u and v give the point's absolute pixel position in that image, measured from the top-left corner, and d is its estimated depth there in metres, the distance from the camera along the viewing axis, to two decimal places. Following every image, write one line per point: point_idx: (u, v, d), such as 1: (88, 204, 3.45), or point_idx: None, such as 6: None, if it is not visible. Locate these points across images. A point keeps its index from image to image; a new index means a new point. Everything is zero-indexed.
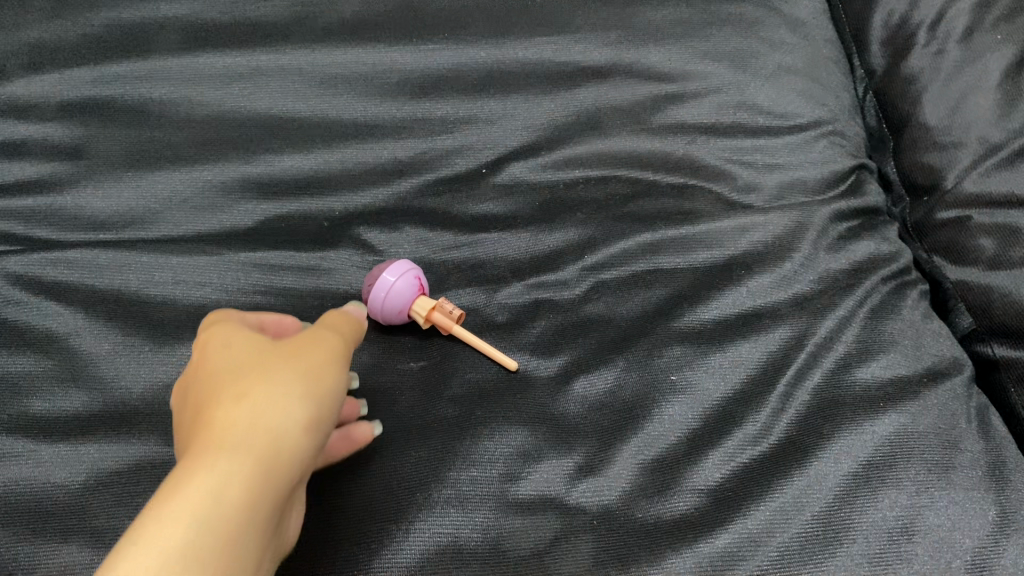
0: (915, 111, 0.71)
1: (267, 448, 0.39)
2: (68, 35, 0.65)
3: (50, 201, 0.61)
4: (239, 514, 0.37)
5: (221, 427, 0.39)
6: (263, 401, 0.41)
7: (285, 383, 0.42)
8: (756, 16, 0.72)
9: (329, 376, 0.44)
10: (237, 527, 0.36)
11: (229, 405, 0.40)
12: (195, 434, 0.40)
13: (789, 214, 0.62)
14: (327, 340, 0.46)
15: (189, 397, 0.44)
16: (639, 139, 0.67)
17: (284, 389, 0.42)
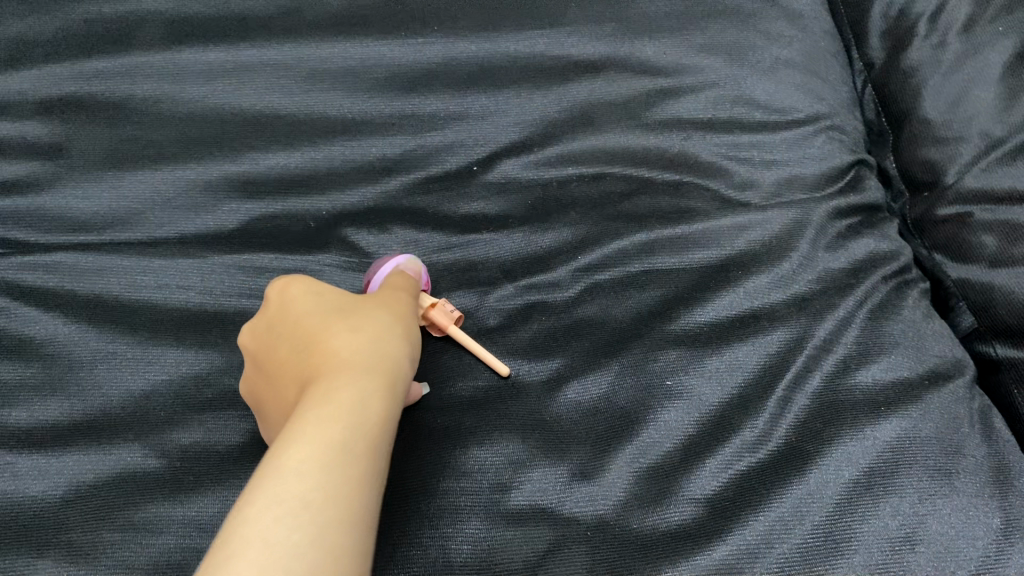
0: (915, 105, 0.69)
1: (386, 362, 0.43)
2: (46, 31, 0.64)
3: (29, 202, 0.59)
4: (378, 408, 0.40)
5: (345, 352, 0.42)
6: (371, 326, 0.45)
7: (383, 318, 0.46)
8: (753, 8, 0.70)
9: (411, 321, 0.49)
10: (383, 429, 0.39)
11: (342, 330, 0.44)
12: (311, 356, 0.43)
13: (787, 212, 0.61)
14: (402, 294, 0.51)
15: (268, 334, 0.46)
16: (634, 135, 0.65)
17: (387, 324, 0.46)
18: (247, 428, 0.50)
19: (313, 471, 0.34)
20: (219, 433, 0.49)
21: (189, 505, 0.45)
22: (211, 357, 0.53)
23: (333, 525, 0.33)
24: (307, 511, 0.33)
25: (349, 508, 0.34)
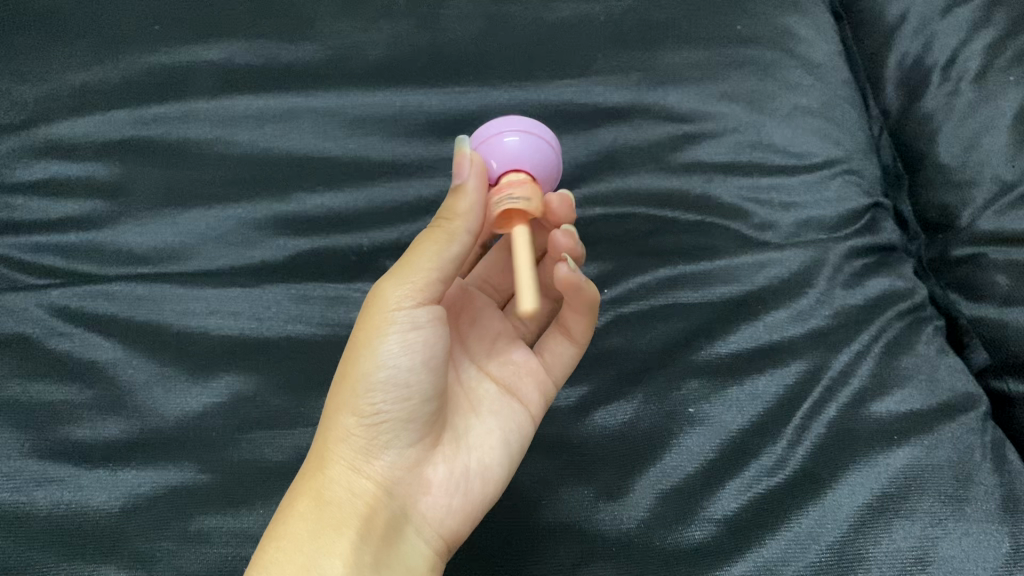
0: (930, 151, 0.73)
1: (321, 476, 0.46)
2: (114, 82, 0.70)
3: (91, 236, 0.64)
4: (293, 545, 0.43)
5: (305, 470, 0.47)
6: (325, 424, 0.47)
7: (335, 400, 0.47)
8: (772, 58, 0.74)
9: (363, 360, 0.46)
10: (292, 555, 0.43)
11: (340, 387, 0.47)
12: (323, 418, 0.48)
13: (806, 251, 0.64)
14: (380, 298, 0.47)
15: None
16: (659, 177, 0.69)
17: (336, 404, 0.47)
18: (292, 447, 0.53)
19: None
20: (265, 451, 0.52)
21: (239, 517, 0.49)
22: (259, 381, 0.56)
23: None
24: None
25: None
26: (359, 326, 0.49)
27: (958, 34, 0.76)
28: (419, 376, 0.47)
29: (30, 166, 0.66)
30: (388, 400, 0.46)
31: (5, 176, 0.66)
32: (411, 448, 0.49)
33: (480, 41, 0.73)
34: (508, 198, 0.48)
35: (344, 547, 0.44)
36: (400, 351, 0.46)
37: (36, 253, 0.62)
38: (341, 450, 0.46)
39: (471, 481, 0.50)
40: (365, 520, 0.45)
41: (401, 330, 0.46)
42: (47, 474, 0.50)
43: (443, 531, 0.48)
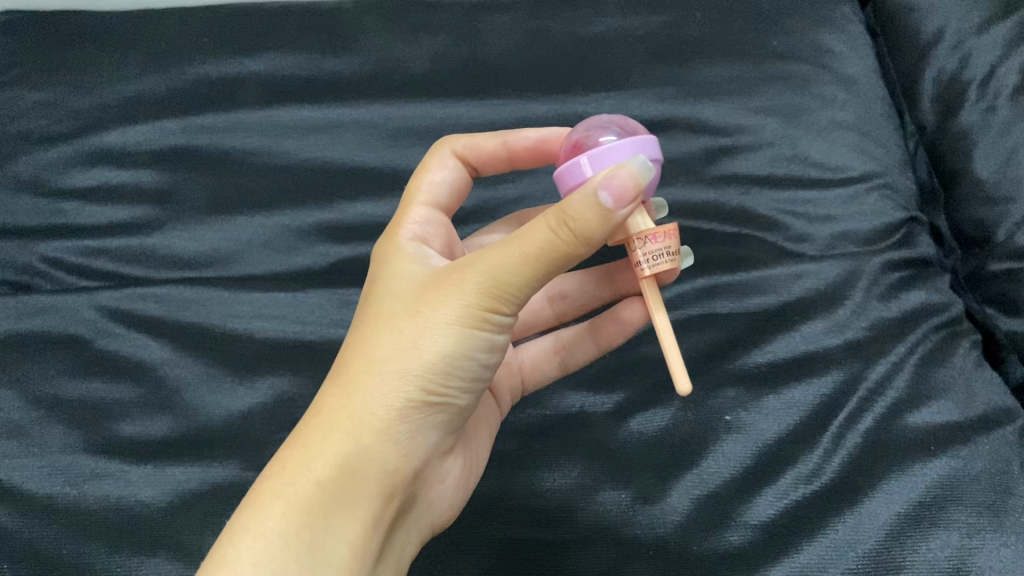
0: (966, 166, 0.73)
1: (356, 443, 0.44)
2: (164, 94, 0.73)
3: (139, 241, 0.66)
4: (309, 514, 0.42)
5: (337, 426, 0.45)
6: (375, 386, 0.45)
7: (391, 364, 0.45)
8: (808, 73, 0.75)
9: (441, 342, 0.45)
10: (307, 528, 0.42)
11: (398, 354, 0.45)
12: (360, 372, 0.46)
13: (844, 264, 0.64)
14: (471, 277, 0.45)
15: (374, 300, 0.50)
16: (695, 190, 0.69)
17: (393, 373, 0.45)
18: None
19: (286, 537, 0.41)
20: None
21: None
22: (302, 383, 0.57)
23: None
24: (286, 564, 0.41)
25: None
26: (432, 292, 0.46)
27: (993, 52, 0.76)
28: (483, 375, 0.48)
29: (83, 173, 0.69)
30: (451, 391, 0.46)
31: (58, 182, 0.69)
32: (442, 441, 0.49)
33: (518, 54, 0.75)
34: (649, 259, 0.49)
35: (363, 526, 0.44)
36: (472, 348, 0.46)
37: (87, 257, 0.65)
38: (383, 424, 0.45)
39: (473, 480, 0.53)
40: (382, 503, 0.45)
41: (489, 328, 0.46)
42: (97, 469, 0.53)
43: (438, 522, 0.51)
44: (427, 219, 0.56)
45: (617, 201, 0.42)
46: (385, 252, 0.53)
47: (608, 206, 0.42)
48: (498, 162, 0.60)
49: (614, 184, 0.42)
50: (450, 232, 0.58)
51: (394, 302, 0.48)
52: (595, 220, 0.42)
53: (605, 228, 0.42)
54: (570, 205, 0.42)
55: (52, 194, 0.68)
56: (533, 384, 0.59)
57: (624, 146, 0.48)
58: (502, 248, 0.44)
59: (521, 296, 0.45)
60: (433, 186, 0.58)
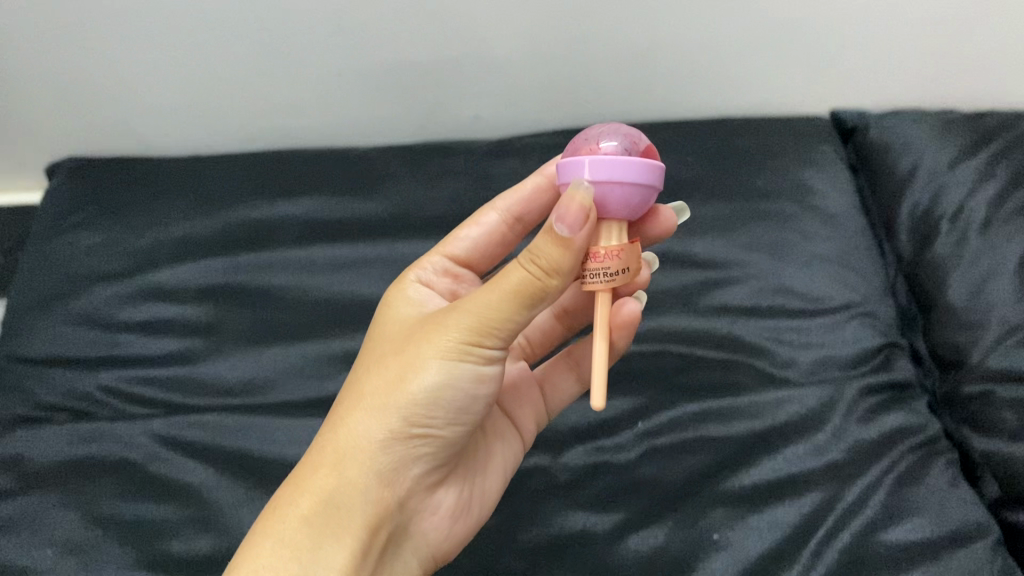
0: (941, 293, 0.79)
1: (341, 476, 0.51)
2: (208, 234, 0.82)
3: (186, 370, 0.73)
4: (298, 545, 0.49)
5: (328, 458, 0.52)
6: (363, 419, 0.52)
7: (380, 400, 0.52)
8: (792, 212, 0.84)
9: (423, 377, 0.51)
10: (297, 559, 0.49)
11: (387, 389, 0.52)
12: (354, 407, 0.53)
13: (824, 389, 0.70)
14: (450, 319, 0.51)
15: (384, 342, 0.57)
16: (688, 318, 0.76)
17: (380, 409, 0.52)
18: None
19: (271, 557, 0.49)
20: None
21: None
22: None
23: None
24: None
25: None
26: (420, 335, 0.53)
27: (963, 187, 0.84)
28: (474, 406, 0.53)
29: (136, 308, 0.78)
30: (436, 422, 0.52)
31: (115, 317, 0.77)
32: (435, 469, 0.55)
33: None
34: (598, 275, 0.51)
35: (349, 548, 0.50)
36: (455, 379, 0.51)
37: (139, 386, 0.72)
38: (367, 457, 0.52)
39: (470, 512, 0.59)
40: (371, 528, 0.52)
41: (473, 361, 0.51)
42: None
43: (432, 546, 0.57)
44: (438, 267, 0.65)
45: (572, 228, 0.46)
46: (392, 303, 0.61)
47: (564, 235, 0.46)
48: (539, 199, 0.64)
49: (564, 215, 0.46)
50: (458, 280, 0.66)
51: (392, 344, 0.55)
52: (557, 251, 0.47)
53: (569, 254, 0.47)
54: (538, 239, 0.47)
55: (111, 328, 0.77)
56: (555, 405, 0.67)
57: (617, 163, 0.49)
58: (483, 289, 0.50)
59: (504, 331, 0.50)
60: (459, 241, 0.66)
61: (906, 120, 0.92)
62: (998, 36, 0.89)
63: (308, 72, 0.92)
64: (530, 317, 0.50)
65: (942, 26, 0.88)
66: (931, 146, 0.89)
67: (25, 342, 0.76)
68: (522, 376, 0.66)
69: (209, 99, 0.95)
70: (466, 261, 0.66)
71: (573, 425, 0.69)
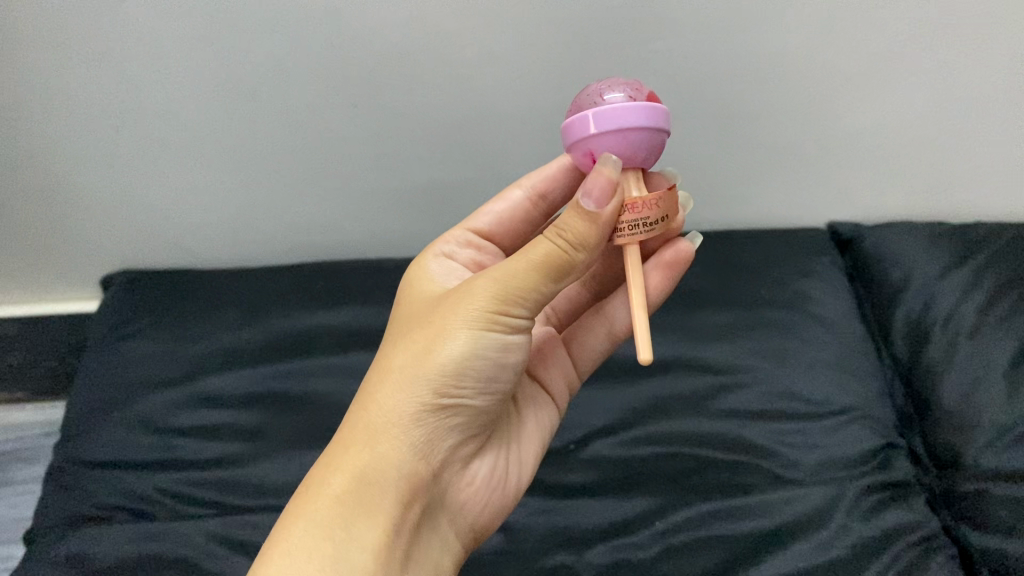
0: (935, 396, 0.84)
1: (373, 450, 0.53)
2: (256, 342, 0.89)
3: (236, 472, 0.79)
4: (331, 523, 0.50)
5: (359, 434, 0.53)
6: (392, 392, 0.54)
7: (407, 372, 0.54)
8: (793, 319, 0.90)
9: (452, 347, 0.53)
10: (330, 535, 0.50)
11: (414, 360, 0.54)
12: (379, 381, 0.55)
13: (826, 489, 0.75)
14: (474, 290, 0.54)
15: (401, 322, 0.60)
16: (699, 421, 0.82)
17: (411, 380, 0.54)
18: None
19: (312, 531, 0.50)
20: None
21: None
22: None
23: None
24: (312, 554, 0.49)
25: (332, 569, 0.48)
26: (446, 308, 0.55)
27: (953, 295, 0.91)
28: (501, 374, 0.56)
29: (190, 413, 0.84)
30: (465, 392, 0.55)
31: (169, 422, 0.83)
32: (464, 440, 0.58)
33: None
34: (637, 225, 0.54)
35: (388, 516, 0.52)
36: (484, 349, 0.54)
37: (193, 486, 0.78)
38: (399, 428, 0.53)
39: (498, 488, 0.62)
40: (407, 496, 0.53)
41: (500, 331, 0.54)
42: None
43: (464, 518, 0.60)
44: (461, 240, 0.68)
45: (598, 203, 0.52)
46: (413, 288, 0.64)
47: (592, 208, 0.52)
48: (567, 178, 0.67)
49: (593, 191, 0.52)
50: (482, 253, 0.69)
51: (415, 321, 0.57)
52: (583, 222, 0.52)
53: (596, 229, 0.52)
54: (564, 213, 0.52)
55: (165, 432, 0.83)
56: (582, 365, 0.72)
57: (604, 114, 0.52)
58: (509, 261, 0.54)
59: (530, 300, 0.54)
60: (483, 213, 0.70)
61: (898, 233, 0.99)
62: (978, 154, 0.97)
63: (349, 189, 1.01)
64: (554, 288, 0.54)
65: (928, 145, 0.97)
66: (922, 258, 0.96)
67: (86, 445, 0.82)
68: (546, 345, 0.70)
69: (256, 215, 1.04)
70: (489, 234, 0.70)
71: (595, 524, 0.75)
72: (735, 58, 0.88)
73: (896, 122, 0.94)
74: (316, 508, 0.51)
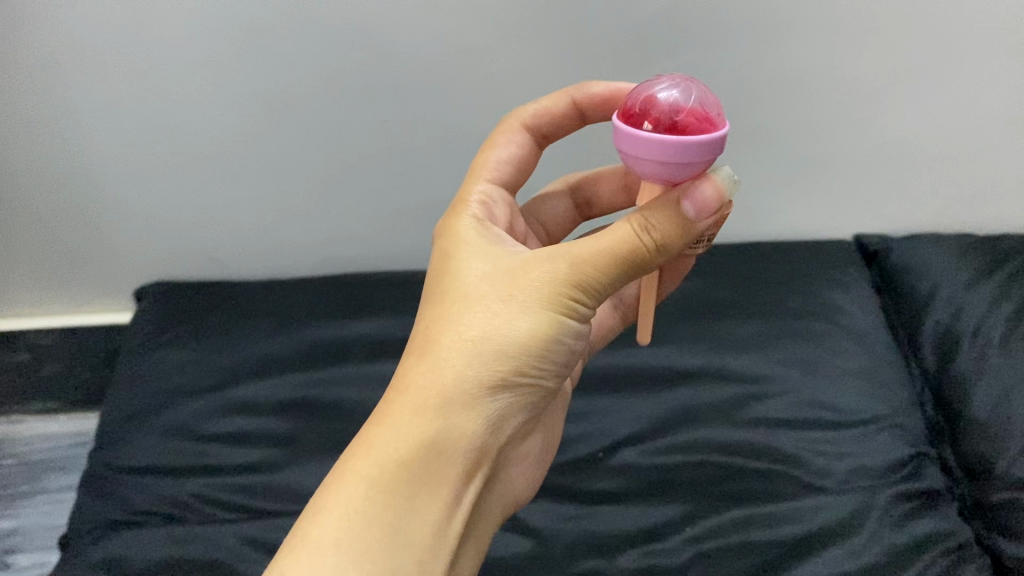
0: (966, 406, 0.83)
1: (443, 422, 0.52)
2: (287, 351, 0.90)
3: (268, 478, 0.80)
4: (395, 491, 0.49)
5: (426, 402, 0.52)
6: (463, 363, 0.53)
7: (479, 345, 0.53)
8: (821, 329, 0.90)
9: (528, 326, 0.53)
10: (392, 505, 0.49)
11: (488, 334, 0.53)
12: (446, 349, 0.53)
13: (858, 496, 0.75)
14: (555, 267, 0.53)
15: (455, 275, 0.57)
16: (727, 431, 0.82)
17: (486, 355, 0.53)
18: None
19: (374, 499, 0.49)
20: None
21: None
22: None
23: (387, 551, 0.48)
24: (376, 523, 0.48)
25: (393, 541, 0.48)
26: (523, 277, 0.54)
27: (982, 307, 0.91)
28: (566, 361, 0.56)
29: (221, 421, 0.85)
30: (537, 376, 0.55)
31: (202, 429, 0.85)
32: (524, 423, 0.58)
33: None
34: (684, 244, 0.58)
35: (450, 491, 0.51)
36: (560, 334, 0.54)
37: (225, 491, 0.79)
38: (469, 401, 0.52)
39: (531, 468, 0.65)
40: (469, 473, 0.53)
41: (575, 316, 0.54)
42: None
43: (506, 494, 0.62)
44: (495, 198, 0.64)
45: (698, 214, 0.51)
46: (462, 234, 0.60)
47: (691, 216, 0.51)
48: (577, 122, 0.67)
49: (696, 198, 0.51)
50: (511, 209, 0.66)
51: (483, 282, 0.55)
52: (677, 227, 0.51)
53: (689, 237, 0.52)
54: (659, 211, 0.51)
55: (198, 439, 0.84)
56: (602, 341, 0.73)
57: (679, 144, 0.48)
58: (593, 241, 0.53)
59: (608, 289, 0.54)
60: (495, 164, 0.65)
61: (925, 246, 0.99)
62: (1004, 165, 0.97)
63: (378, 203, 1.02)
64: (630, 278, 0.54)
65: (954, 158, 0.97)
66: (949, 270, 0.95)
67: (120, 452, 0.84)
68: None
69: (287, 229, 1.05)
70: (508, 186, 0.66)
71: (626, 531, 0.75)
72: (757, 71, 0.89)
73: (921, 134, 0.95)
74: (377, 476, 0.50)
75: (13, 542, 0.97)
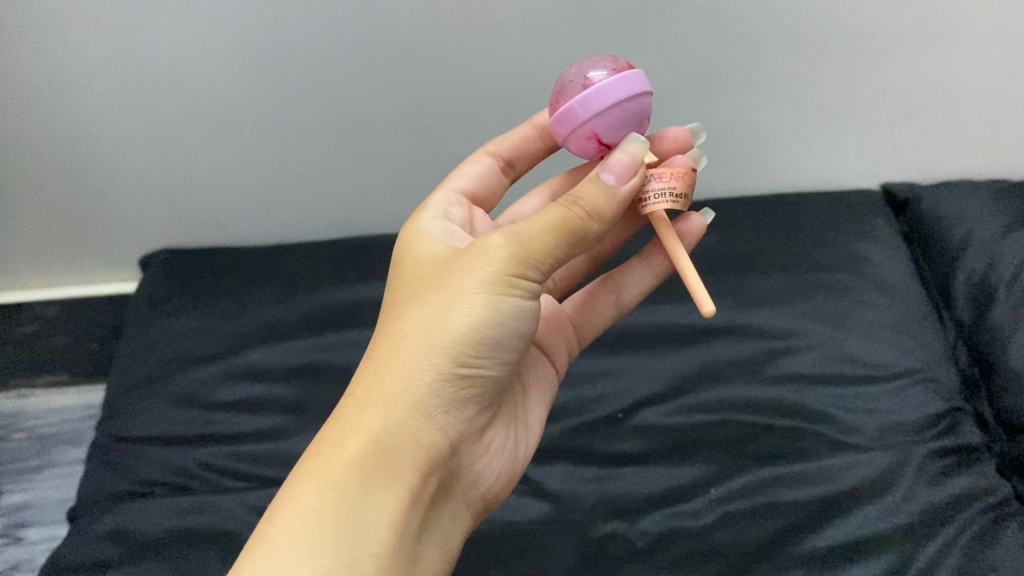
0: (1002, 358, 0.78)
1: (387, 419, 0.50)
2: (296, 316, 0.88)
3: (278, 445, 0.78)
4: (342, 489, 0.48)
5: (369, 402, 0.51)
6: (405, 360, 0.51)
7: (416, 340, 0.51)
8: (849, 281, 0.87)
9: (464, 311, 0.51)
10: (340, 502, 0.47)
11: (422, 326, 0.51)
12: (388, 348, 0.52)
13: (892, 453, 0.72)
14: (489, 251, 0.52)
15: (401, 283, 0.56)
16: (752, 388, 0.78)
17: (424, 346, 0.51)
18: None
19: (319, 499, 0.47)
20: None
21: None
22: None
23: (335, 550, 0.46)
24: (321, 523, 0.46)
25: (342, 540, 0.46)
26: (459, 268, 0.52)
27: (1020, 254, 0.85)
28: (518, 344, 0.54)
29: (229, 388, 0.83)
30: (484, 362, 0.52)
31: (210, 397, 0.82)
32: (483, 416, 0.55)
33: None
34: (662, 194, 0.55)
35: (402, 487, 0.49)
36: (501, 314, 0.51)
37: (234, 460, 0.77)
38: (413, 397, 0.51)
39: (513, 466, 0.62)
40: (423, 469, 0.51)
41: (518, 294, 0.52)
42: None
43: (485, 497, 0.58)
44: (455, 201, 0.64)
45: (618, 179, 0.52)
46: (409, 238, 0.59)
47: (613, 183, 0.51)
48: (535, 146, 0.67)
49: (612, 166, 0.52)
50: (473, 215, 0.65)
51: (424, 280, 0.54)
52: (602, 196, 0.51)
53: (612, 203, 0.52)
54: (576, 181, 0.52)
55: (205, 407, 0.82)
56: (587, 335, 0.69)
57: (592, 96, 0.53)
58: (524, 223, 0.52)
59: (547, 262, 0.52)
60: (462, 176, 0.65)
61: (958, 192, 0.94)
62: None
63: (387, 161, 0.99)
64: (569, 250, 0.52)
65: (989, 100, 0.92)
66: (983, 215, 0.91)
67: (125, 421, 0.82)
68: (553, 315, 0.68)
69: (293, 190, 1.02)
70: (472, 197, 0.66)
71: (649, 493, 0.72)
72: (779, 12, 0.84)
73: (952, 74, 0.90)
74: (322, 477, 0.48)
75: (23, 516, 0.96)
